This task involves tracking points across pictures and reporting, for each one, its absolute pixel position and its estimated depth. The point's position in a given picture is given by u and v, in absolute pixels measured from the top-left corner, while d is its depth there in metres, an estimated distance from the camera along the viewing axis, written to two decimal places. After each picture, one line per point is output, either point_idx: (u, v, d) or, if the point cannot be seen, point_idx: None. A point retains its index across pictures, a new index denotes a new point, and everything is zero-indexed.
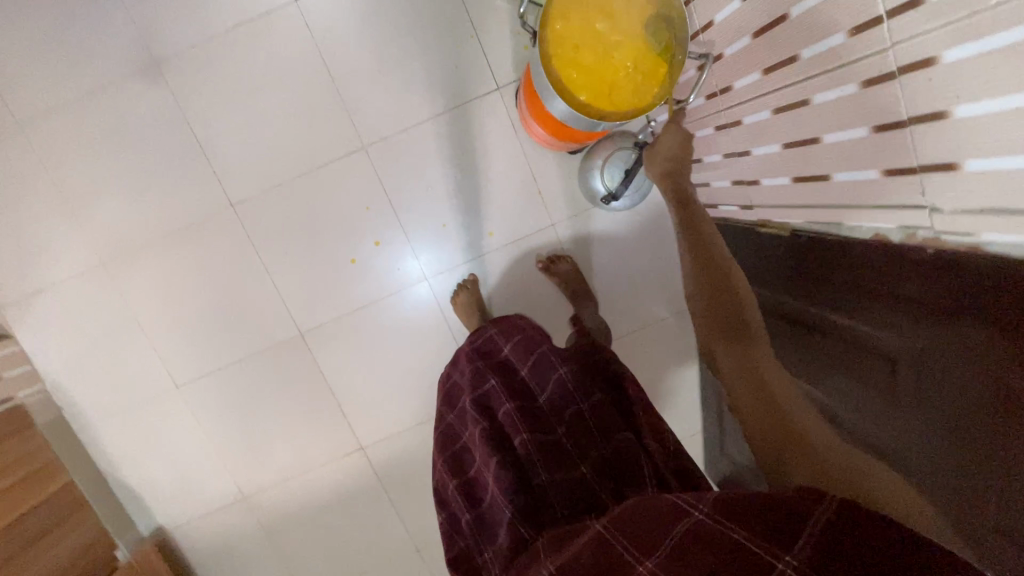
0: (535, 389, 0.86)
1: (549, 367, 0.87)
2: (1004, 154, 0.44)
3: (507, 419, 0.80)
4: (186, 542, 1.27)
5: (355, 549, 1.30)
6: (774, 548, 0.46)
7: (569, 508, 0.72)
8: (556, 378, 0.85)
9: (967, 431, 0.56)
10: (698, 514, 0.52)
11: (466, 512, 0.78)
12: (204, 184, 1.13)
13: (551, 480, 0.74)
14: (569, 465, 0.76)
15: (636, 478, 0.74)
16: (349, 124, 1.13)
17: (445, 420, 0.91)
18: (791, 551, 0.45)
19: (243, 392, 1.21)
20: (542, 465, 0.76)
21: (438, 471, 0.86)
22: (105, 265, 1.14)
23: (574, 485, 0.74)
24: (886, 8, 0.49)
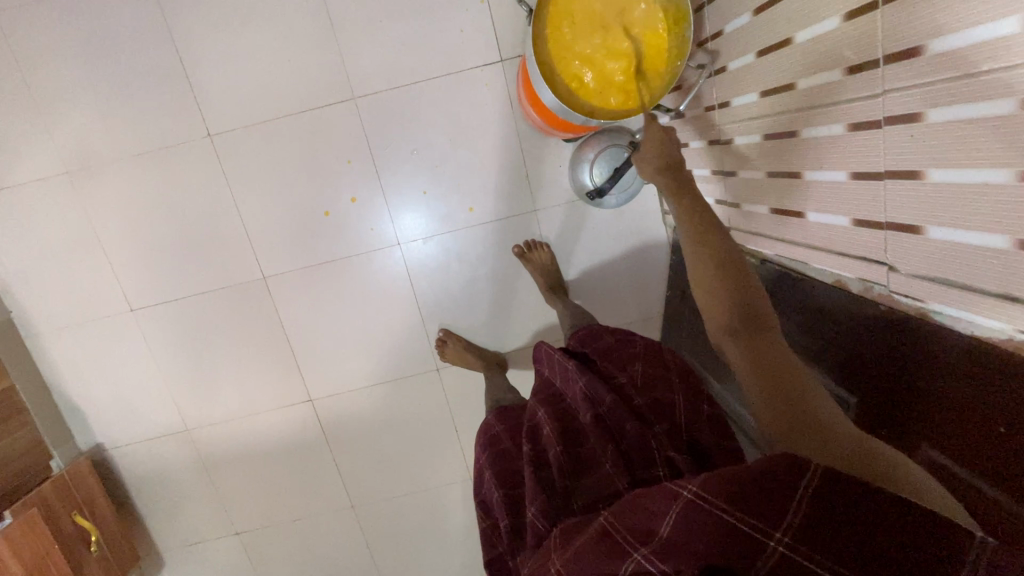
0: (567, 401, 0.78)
1: (571, 374, 0.78)
2: (966, 227, 0.43)
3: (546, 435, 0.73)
4: (122, 465, 1.27)
5: (291, 498, 1.31)
6: (767, 527, 0.43)
7: (594, 506, 0.64)
8: (577, 384, 0.76)
9: (945, 400, 0.51)
10: (687, 494, 0.47)
11: (504, 519, 0.71)
12: (183, 110, 1.09)
13: (578, 485, 0.67)
14: (595, 463, 0.68)
15: (649, 459, 0.65)
16: (341, 72, 1.09)
17: (492, 435, 0.85)
18: (782, 528, 0.42)
19: (200, 328, 1.20)
20: (567, 469, 0.68)
21: (482, 488, 0.79)
22: (71, 175, 1.10)
23: (600, 485, 0.65)
24: (883, 52, 0.46)
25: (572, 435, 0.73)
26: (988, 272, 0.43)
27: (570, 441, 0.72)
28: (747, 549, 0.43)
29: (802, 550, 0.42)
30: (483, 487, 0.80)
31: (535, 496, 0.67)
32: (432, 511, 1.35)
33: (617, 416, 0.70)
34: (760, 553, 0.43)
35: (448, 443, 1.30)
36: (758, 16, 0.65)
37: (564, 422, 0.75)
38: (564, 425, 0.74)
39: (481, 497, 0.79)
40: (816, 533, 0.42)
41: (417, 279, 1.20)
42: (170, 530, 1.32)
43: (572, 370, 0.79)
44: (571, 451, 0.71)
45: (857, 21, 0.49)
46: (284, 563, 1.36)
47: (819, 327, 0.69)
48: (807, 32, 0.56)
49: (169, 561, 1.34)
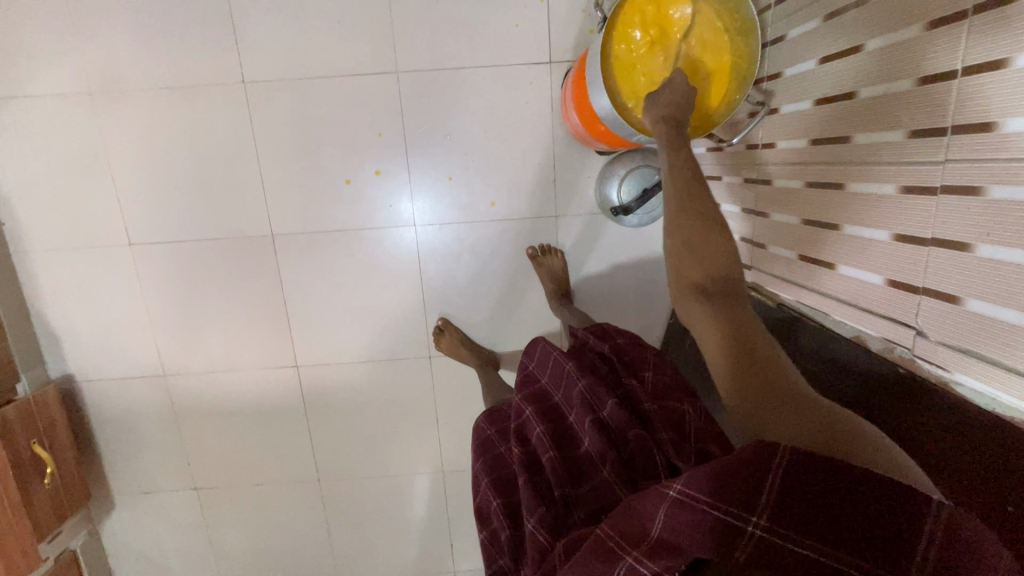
0: (565, 406, 0.78)
1: (571, 379, 0.79)
2: (1008, 305, 0.44)
3: (538, 439, 0.75)
4: (89, 400, 1.23)
5: (256, 461, 1.28)
6: (744, 512, 0.43)
7: (596, 515, 0.66)
8: (577, 388, 0.77)
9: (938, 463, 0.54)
10: (673, 491, 0.46)
11: (504, 529, 0.72)
12: (220, 51, 1.06)
13: (578, 492, 0.68)
14: (595, 470, 0.69)
15: (654, 470, 0.66)
16: (388, 42, 1.07)
17: (486, 442, 0.84)
18: (758, 512, 0.43)
19: (196, 274, 1.17)
20: (566, 478, 0.69)
21: (478, 496, 0.79)
22: (93, 95, 1.07)
23: (601, 493, 0.66)
24: (952, 122, 0.47)
25: (570, 441, 0.74)
26: (1021, 352, 0.44)
27: (569, 448, 0.73)
28: (731, 539, 0.43)
29: (779, 529, 0.42)
30: (479, 494, 0.79)
31: (533, 507, 0.67)
32: (397, 497, 1.33)
33: (618, 424, 0.72)
34: (746, 538, 0.43)
35: (427, 431, 1.29)
36: (822, 66, 0.66)
37: (562, 428, 0.76)
38: (561, 432, 0.75)
39: (477, 505, 0.79)
40: (787, 508, 0.42)
41: (426, 263, 1.18)
42: (126, 474, 1.28)
43: (573, 375, 0.79)
44: (570, 457, 0.72)
45: (930, 88, 0.49)
46: (238, 526, 1.33)
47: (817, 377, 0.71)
48: (873, 90, 0.57)
49: (119, 506, 1.30)
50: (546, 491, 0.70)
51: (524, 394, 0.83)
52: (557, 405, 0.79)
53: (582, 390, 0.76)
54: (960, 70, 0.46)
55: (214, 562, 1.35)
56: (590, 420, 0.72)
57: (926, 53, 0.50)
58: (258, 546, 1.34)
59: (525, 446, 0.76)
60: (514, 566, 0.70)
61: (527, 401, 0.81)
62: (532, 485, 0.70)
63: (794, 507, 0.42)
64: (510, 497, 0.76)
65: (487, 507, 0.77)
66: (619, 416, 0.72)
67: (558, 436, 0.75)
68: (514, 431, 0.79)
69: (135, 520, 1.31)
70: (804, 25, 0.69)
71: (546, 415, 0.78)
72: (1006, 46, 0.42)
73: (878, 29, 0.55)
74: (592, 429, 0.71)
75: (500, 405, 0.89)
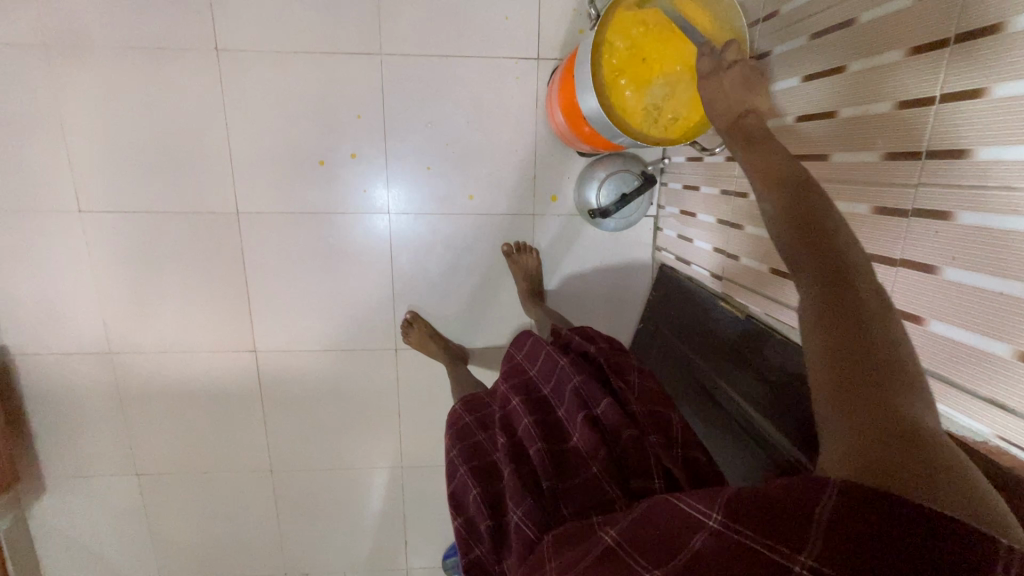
0: (554, 402, 0.78)
1: (564, 374, 0.79)
2: (972, 328, 0.45)
3: (525, 430, 0.74)
4: (25, 374, 1.14)
5: (205, 447, 1.23)
6: (790, 550, 0.39)
7: (585, 511, 0.65)
8: (572, 384, 0.77)
9: None
10: (714, 521, 0.44)
11: (484, 520, 0.70)
12: (193, 14, 1.00)
13: (566, 486, 0.67)
14: (583, 465, 0.69)
15: (646, 470, 0.66)
16: (373, 23, 1.04)
17: (468, 430, 0.82)
18: (806, 550, 0.38)
19: (152, 247, 1.10)
20: (553, 471, 0.69)
21: (455, 482, 0.76)
22: (49, 49, 1.00)
23: (590, 489, 0.66)
24: (927, 147, 0.48)
25: (557, 435, 0.74)
26: (980, 375, 0.45)
27: (557, 442, 0.73)
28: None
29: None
30: (456, 480, 0.76)
31: (521, 497, 0.66)
32: (352, 491, 1.29)
33: (610, 421, 0.72)
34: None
35: (389, 425, 1.26)
36: (806, 83, 0.66)
37: (550, 422, 0.75)
38: (549, 425, 0.75)
39: (452, 492, 0.75)
40: (840, 548, 0.37)
41: (399, 252, 1.16)
42: (61, 455, 1.20)
43: (566, 370, 0.79)
44: (558, 450, 0.72)
45: (907, 112, 0.51)
46: (182, 515, 1.26)
47: (788, 388, 0.75)
48: (853, 110, 0.58)
49: (51, 489, 1.21)
50: (532, 482, 0.69)
51: (512, 386, 0.82)
52: (546, 400, 0.79)
53: (576, 386, 0.76)
54: (939, 97, 0.47)
55: (154, 552, 1.28)
56: (583, 415, 0.72)
57: (907, 77, 0.51)
58: (202, 537, 1.29)
59: (510, 437, 0.75)
60: (492, 559, 0.68)
61: (516, 393, 0.80)
62: (520, 476, 0.69)
63: (846, 544, 0.37)
64: (490, 487, 0.73)
65: (463, 494, 0.74)
66: (612, 413, 0.72)
67: (545, 428, 0.74)
68: (501, 423, 0.78)
69: (68, 505, 1.23)
70: (790, 43, 0.70)
71: (534, 408, 0.77)
72: (985, 75, 0.43)
73: (862, 50, 0.56)
74: (585, 425, 0.71)
75: (480, 394, 0.88)
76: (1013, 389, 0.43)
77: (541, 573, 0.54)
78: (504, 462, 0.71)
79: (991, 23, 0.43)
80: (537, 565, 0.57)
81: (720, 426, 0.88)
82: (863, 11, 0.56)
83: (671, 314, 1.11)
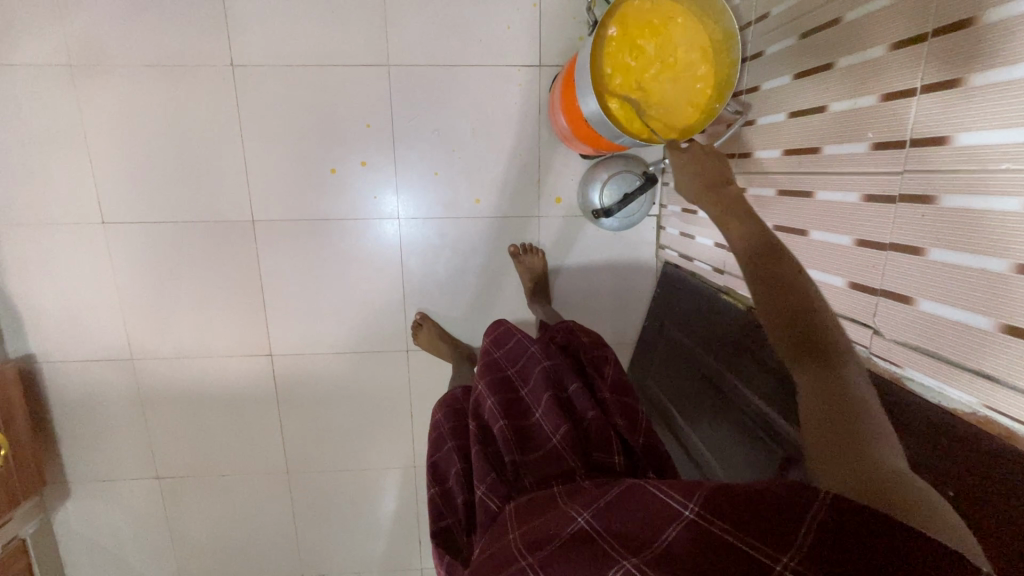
0: (520, 381, 0.82)
1: (534, 358, 0.83)
2: (958, 305, 0.48)
3: (491, 409, 0.77)
4: (49, 382, 1.18)
5: (223, 451, 1.26)
6: (772, 549, 0.44)
7: (544, 481, 0.68)
8: (540, 366, 0.80)
9: None
10: (690, 512, 0.50)
11: (459, 494, 0.74)
12: (209, 32, 1.05)
13: (526, 459, 0.71)
14: (544, 438, 0.73)
15: (607, 444, 0.71)
16: (380, 35, 1.08)
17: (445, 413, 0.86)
18: (788, 553, 0.43)
19: (173, 256, 1.15)
20: (515, 445, 0.72)
21: (438, 454, 0.80)
22: (73, 69, 1.04)
23: (551, 461, 0.70)
24: (910, 135, 0.51)
25: (521, 411, 0.77)
26: (968, 350, 0.48)
27: (521, 419, 0.76)
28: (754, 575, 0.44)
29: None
30: (439, 454, 0.80)
31: (485, 472, 0.69)
32: (365, 492, 1.32)
33: (577, 402, 0.77)
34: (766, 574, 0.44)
35: (401, 426, 1.29)
36: (797, 81, 0.69)
37: (516, 400, 0.78)
38: (515, 404, 0.78)
39: (433, 462, 0.79)
40: (821, 557, 0.42)
41: (408, 255, 1.19)
42: (84, 460, 1.23)
43: (535, 356, 0.83)
44: (522, 427, 0.75)
45: (892, 104, 0.53)
46: (200, 517, 1.29)
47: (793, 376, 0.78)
48: (840, 104, 0.61)
49: (75, 494, 1.25)
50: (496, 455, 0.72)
51: (480, 368, 0.84)
52: (511, 380, 0.82)
53: (544, 367, 0.80)
54: (920, 88, 0.50)
55: (173, 554, 1.31)
56: (549, 394, 0.76)
57: (891, 69, 0.53)
58: (220, 538, 1.31)
59: (478, 420, 0.78)
60: (463, 531, 0.72)
61: (483, 374, 0.83)
62: (485, 452, 0.72)
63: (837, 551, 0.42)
64: (468, 463, 0.77)
65: (441, 473, 0.78)
66: (578, 395, 0.77)
67: (511, 405, 0.77)
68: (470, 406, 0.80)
69: (92, 509, 1.26)
70: (780, 43, 0.73)
71: (501, 387, 0.80)
72: (962, 67, 0.46)
73: (849, 47, 0.59)
74: (549, 402, 0.75)
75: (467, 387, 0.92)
76: (1000, 361, 0.45)
77: (507, 539, 0.59)
78: (471, 438, 0.75)
79: (966, 17, 0.45)
80: (500, 533, 0.61)
81: (733, 418, 0.91)
82: (848, 11, 0.59)
83: (677, 312, 1.14)
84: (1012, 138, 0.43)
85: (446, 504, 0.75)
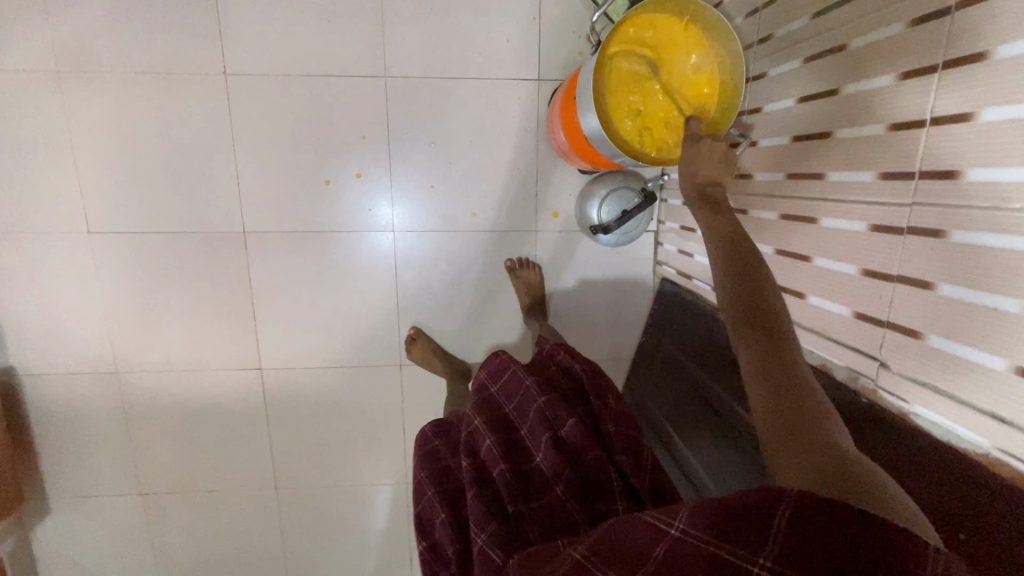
0: (517, 419, 0.79)
1: (528, 395, 0.79)
2: (969, 342, 0.47)
3: (488, 452, 0.74)
4: (30, 394, 1.15)
5: (209, 467, 1.23)
6: (748, 552, 0.43)
7: (549, 533, 0.67)
8: (535, 405, 0.77)
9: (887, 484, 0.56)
10: (675, 530, 0.49)
11: (453, 544, 0.71)
12: (203, 39, 1.03)
13: (529, 508, 0.69)
14: (546, 485, 0.71)
15: (609, 490, 0.70)
16: (378, 46, 1.06)
17: (435, 452, 0.83)
18: (763, 554, 0.43)
19: (160, 267, 1.12)
20: (516, 493, 0.70)
21: (421, 504, 0.77)
22: (60, 74, 1.02)
23: (553, 511, 0.69)
24: (920, 167, 0.50)
25: (520, 452, 0.75)
26: (980, 388, 0.47)
27: (520, 462, 0.74)
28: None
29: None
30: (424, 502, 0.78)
31: (484, 523, 0.66)
32: (356, 509, 1.29)
33: (575, 442, 0.74)
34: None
35: (392, 441, 1.26)
36: (801, 105, 0.68)
37: (512, 441, 0.76)
38: (513, 445, 0.76)
39: (423, 508, 0.77)
40: (788, 549, 0.42)
41: (403, 268, 1.17)
42: (65, 475, 1.20)
43: (530, 392, 0.79)
44: (521, 471, 0.73)
45: (902, 134, 0.52)
46: (184, 534, 1.26)
47: None
48: (846, 131, 0.60)
49: (55, 510, 1.21)
50: (496, 505, 0.69)
51: (473, 405, 0.81)
52: (507, 418, 0.79)
53: (541, 407, 0.77)
54: (930, 120, 0.49)
55: (156, 572, 1.28)
56: (548, 437, 0.73)
57: (900, 98, 0.53)
58: (204, 555, 1.28)
59: (473, 461, 0.75)
60: None
61: (478, 411, 0.80)
62: (484, 501, 0.69)
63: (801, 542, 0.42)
64: (458, 509, 0.75)
65: (432, 516, 0.76)
66: (577, 435, 0.75)
67: (509, 447, 0.75)
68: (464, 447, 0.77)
69: (72, 526, 1.23)
70: (784, 65, 0.72)
71: (497, 427, 0.77)
72: (973, 101, 0.45)
73: (855, 73, 0.58)
74: (550, 446, 0.73)
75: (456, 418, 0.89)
76: (1012, 402, 0.44)
77: None
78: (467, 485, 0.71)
79: (979, 50, 0.45)
80: None
81: (732, 441, 0.90)
82: (854, 37, 0.58)
83: (675, 330, 1.13)
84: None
85: (439, 557, 0.73)
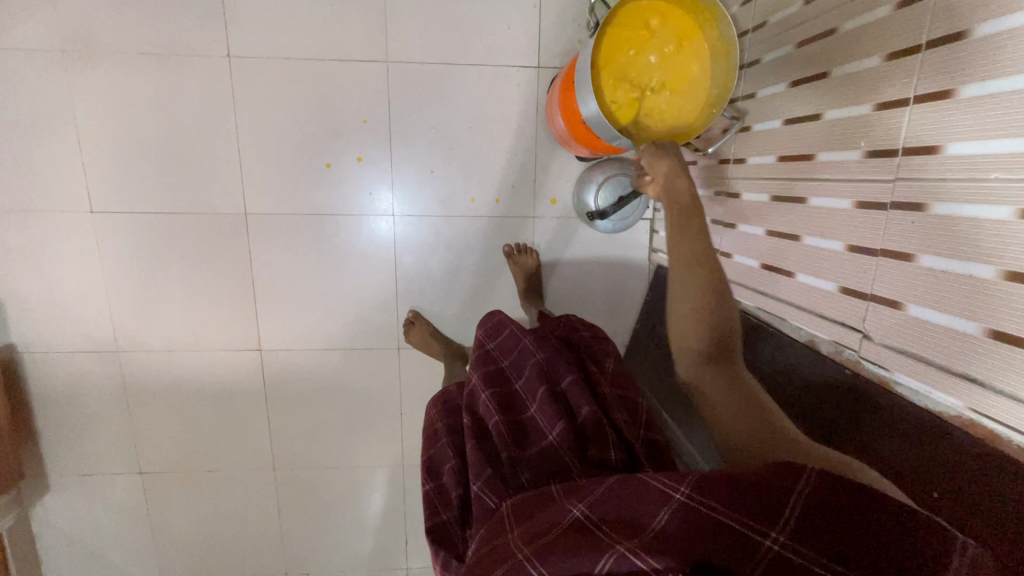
0: (514, 376, 0.82)
1: (526, 350, 0.83)
2: (947, 310, 0.49)
3: (485, 405, 0.77)
4: (31, 372, 1.16)
5: (209, 446, 1.24)
6: (762, 525, 0.47)
7: (541, 477, 0.68)
8: (533, 361, 0.80)
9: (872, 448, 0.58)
10: (680, 496, 0.51)
11: (454, 489, 0.73)
12: (207, 21, 1.04)
13: (522, 455, 0.71)
14: (540, 434, 0.73)
15: (604, 441, 0.70)
16: (380, 30, 1.08)
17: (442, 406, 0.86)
18: (778, 528, 0.46)
19: (162, 248, 1.13)
20: (511, 441, 0.72)
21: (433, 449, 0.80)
22: (65, 54, 1.03)
23: (547, 457, 0.70)
24: (903, 144, 0.53)
25: (517, 406, 0.77)
26: (956, 353, 0.49)
27: (516, 413, 0.76)
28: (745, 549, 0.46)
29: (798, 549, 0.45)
30: (435, 448, 0.81)
31: (481, 468, 0.69)
32: (353, 490, 1.31)
33: (572, 397, 0.77)
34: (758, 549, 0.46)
35: (391, 423, 1.28)
36: (792, 88, 0.70)
37: (510, 394, 0.79)
38: (511, 398, 0.78)
39: (429, 457, 0.80)
40: (805, 526, 0.46)
41: (403, 251, 1.19)
42: (66, 454, 1.21)
43: (529, 348, 0.83)
44: (517, 422, 0.75)
45: (886, 113, 0.54)
46: (183, 513, 1.28)
47: None
48: (835, 112, 0.62)
49: (55, 488, 1.23)
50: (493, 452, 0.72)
51: (474, 360, 0.84)
52: (505, 373, 0.82)
53: (539, 361, 0.80)
54: (914, 98, 0.51)
55: (155, 550, 1.29)
56: (544, 388, 0.76)
57: (885, 79, 0.55)
58: (203, 534, 1.30)
59: (473, 415, 0.78)
60: (458, 527, 0.71)
61: (477, 367, 0.83)
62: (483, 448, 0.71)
63: (814, 521, 0.46)
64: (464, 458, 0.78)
65: (439, 464, 0.79)
66: (573, 390, 0.77)
67: (507, 400, 0.78)
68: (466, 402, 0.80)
69: (72, 503, 1.24)
70: (777, 51, 0.74)
71: (495, 382, 0.80)
72: (953, 79, 0.47)
73: (845, 55, 0.60)
74: (545, 397, 0.75)
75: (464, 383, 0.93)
76: (986, 364, 0.46)
77: (502, 537, 0.57)
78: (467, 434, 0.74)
79: (960, 29, 0.47)
80: (496, 530, 0.59)
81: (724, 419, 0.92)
82: (843, 21, 0.60)
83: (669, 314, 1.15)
84: (1001, 145, 0.44)
85: (441, 498, 0.74)
